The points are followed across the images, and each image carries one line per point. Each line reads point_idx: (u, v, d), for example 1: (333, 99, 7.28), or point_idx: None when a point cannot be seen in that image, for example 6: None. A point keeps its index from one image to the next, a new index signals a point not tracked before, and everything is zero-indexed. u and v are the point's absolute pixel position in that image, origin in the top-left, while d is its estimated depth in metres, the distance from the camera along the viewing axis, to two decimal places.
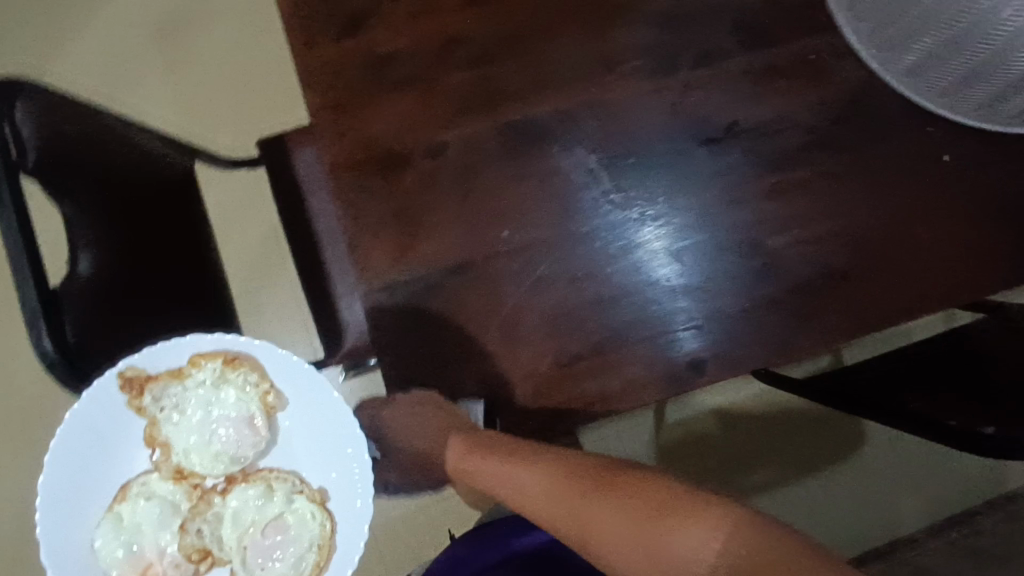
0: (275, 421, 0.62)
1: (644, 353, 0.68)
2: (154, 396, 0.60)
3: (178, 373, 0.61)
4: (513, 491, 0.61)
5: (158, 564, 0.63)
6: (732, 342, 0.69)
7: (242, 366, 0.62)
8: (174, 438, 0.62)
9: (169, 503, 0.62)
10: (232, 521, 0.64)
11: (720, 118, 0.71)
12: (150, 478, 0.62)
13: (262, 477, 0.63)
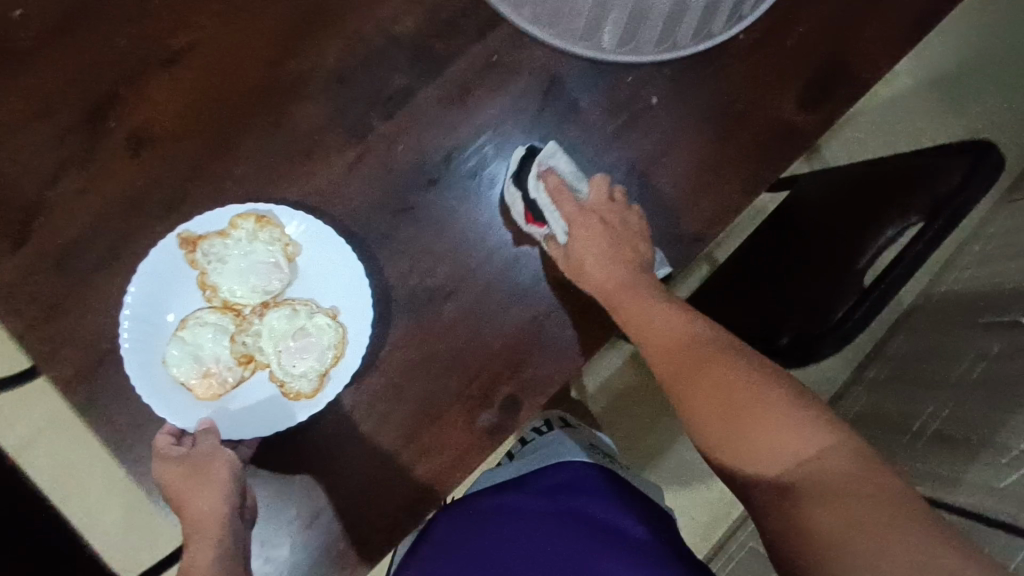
0: (296, 267, 0.69)
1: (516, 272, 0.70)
2: (204, 250, 0.67)
3: (220, 233, 0.67)
4: (637, 332, 0.61)
5: (216, 368, 0.67)
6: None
7: (270, 225, 0.68)
8: (221, 280, 0.68)
9: (220, 328, 0.67)
10: (274, 330, 0.68)
11: (466, 128, 0.72)
12: (205, 311, 0.68)
13: (287, 303, 0.68)
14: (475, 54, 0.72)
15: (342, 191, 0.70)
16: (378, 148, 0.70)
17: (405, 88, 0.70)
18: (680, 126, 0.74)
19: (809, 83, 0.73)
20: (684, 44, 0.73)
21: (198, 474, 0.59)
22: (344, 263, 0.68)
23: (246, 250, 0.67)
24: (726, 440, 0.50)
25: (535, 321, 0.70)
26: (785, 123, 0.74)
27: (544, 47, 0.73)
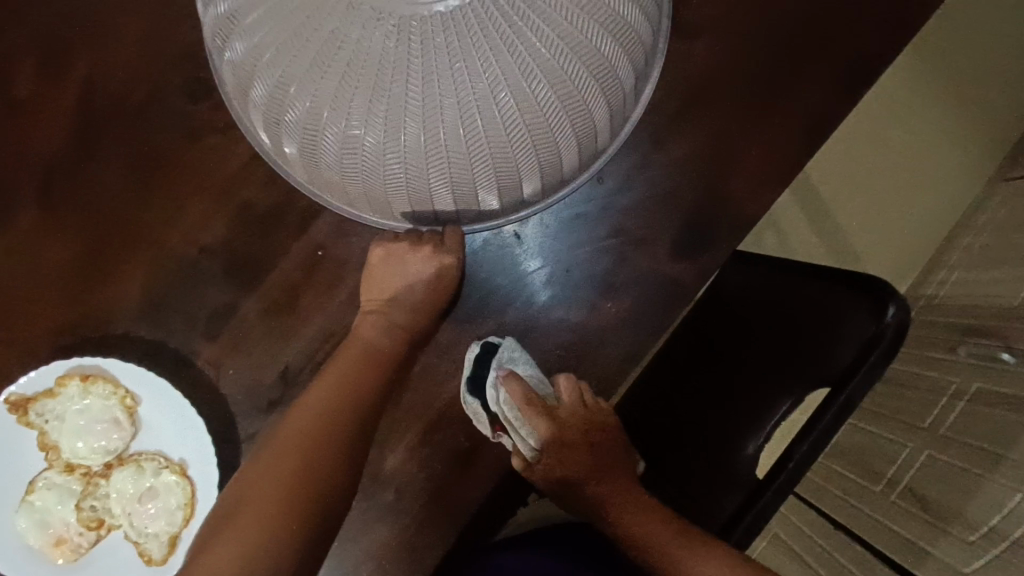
0: (141, 419, 0.63)
1: (411, 403, 0.65)
2: (38, 412, 0.61)
3: (50, 391, 0.62)
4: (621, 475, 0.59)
5: (69, 535, 0.61)
6: (493, 452, 0.65)
7: (100, 379, 0.62)
8: (62, 439, 0.62)
9: (66, 488, 0.63)
10: (121, 491, 0.63)
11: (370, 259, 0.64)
12: (50, 473, 0.63)
13: (132, 459, 0.63)
14: (297, 252, 0.64)
15: (167, 346, 0.64)
16: (207, 375, 0.64)
17: (224, 305, 0.64)
18: (559, 283, 0.65)
19: (679, 226, 0.65)
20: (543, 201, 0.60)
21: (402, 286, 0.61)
22: (185, 419, 0.62)
23: (81, 405, 0.62)
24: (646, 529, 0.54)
25: (412, 527, 0.65)
26: (658, 277, 0.65)
27: (374, 231, 0.64)
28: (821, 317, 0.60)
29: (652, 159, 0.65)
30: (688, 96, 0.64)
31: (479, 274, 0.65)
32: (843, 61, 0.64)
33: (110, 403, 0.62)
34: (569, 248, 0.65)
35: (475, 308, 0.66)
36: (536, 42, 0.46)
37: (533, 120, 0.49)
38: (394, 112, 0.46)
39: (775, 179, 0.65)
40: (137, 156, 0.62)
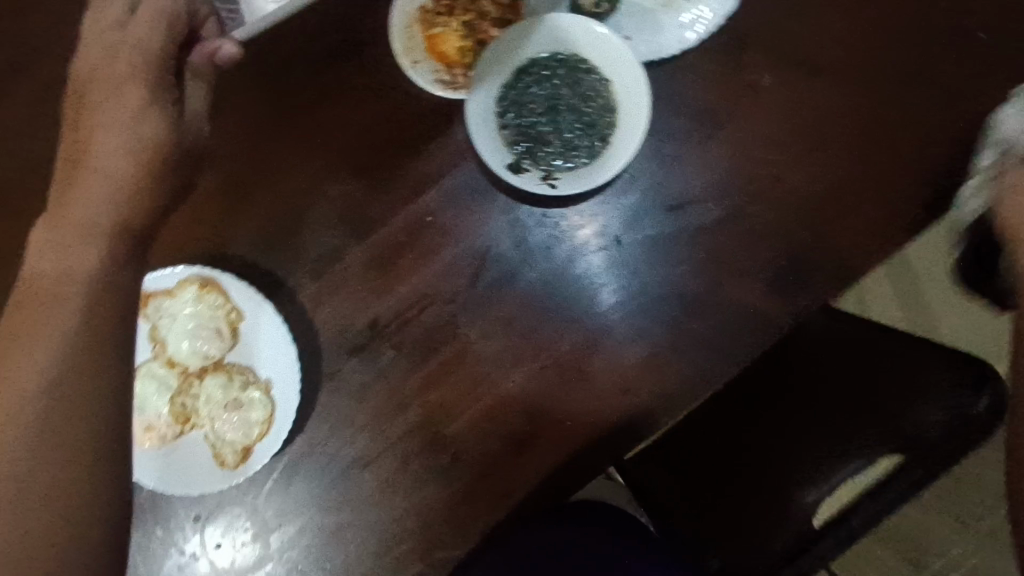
0: (239, 334, 0.68)
1: (484, 374, 0.68)
2: (155, 308, 0.68)
3: (168, 293, 0.68)
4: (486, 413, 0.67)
5: (158, 425, 0.67)
6: (550, 441, 0.67)
7: (212, 291, 0.67)
8: (169, 339, 0.68)
9: (164, 385, 0.69)
10: (210, 396, 0.68)
11: (463, 239, 0.68)
12: (153, 365, 0.69)
13: (224, 369, 0.68)
14: (407, 214, 0.68)
15: (274, 275, 0.68)
16: (304, 310, 0.68)
17: (330, 250, 0.68)
18: (643, 294, 0.67)
19: (780, 264, 0.65)
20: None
21: (114, 115, 0.54)
22: (278, 342, 0.67)
23: (192, 311, 0.67)
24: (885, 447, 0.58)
25: (459, 492, 0.68)
26: (750, 312, 0.65)
27: (480, 211, 0.67)
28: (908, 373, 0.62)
29: (767, 194, 0.65)
30: (814, 138, 0.64)
31: (559, 270, 0.68)
32: (980, 131, 0.63)
33: (215, 314, 0.67)
34: (660, 264, 0.67)
35: (550, 307, 0.68)
36: None
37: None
38: None
39: (887, 236, 0.64)
40: (279, 98, 0.67)
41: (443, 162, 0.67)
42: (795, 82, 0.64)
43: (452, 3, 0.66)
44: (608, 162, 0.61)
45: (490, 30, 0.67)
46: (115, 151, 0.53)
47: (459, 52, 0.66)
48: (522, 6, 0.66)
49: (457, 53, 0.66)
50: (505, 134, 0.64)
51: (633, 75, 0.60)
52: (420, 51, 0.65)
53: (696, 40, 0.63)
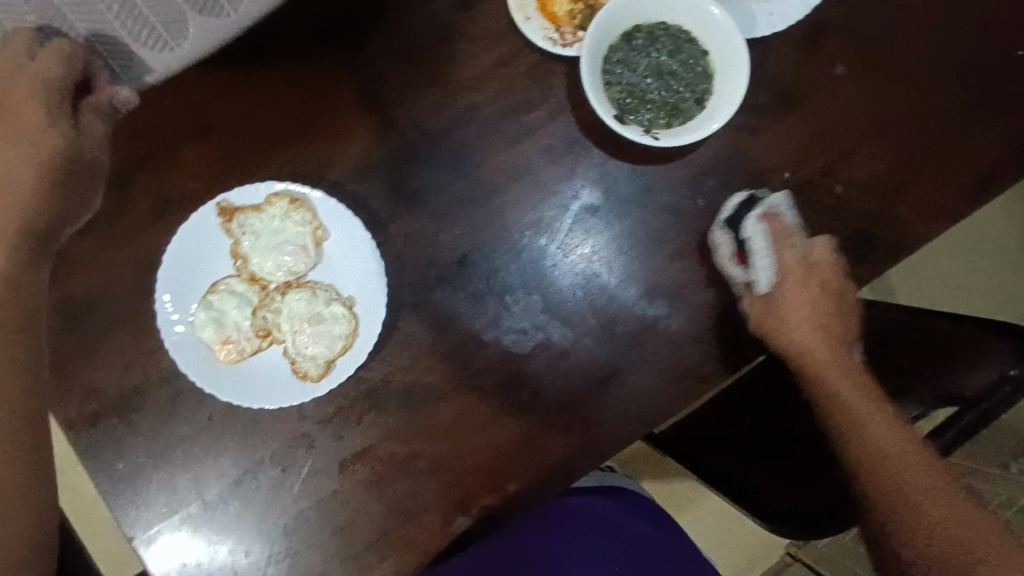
0: (324, 252, 0.69)
1: (566, 315, 0.71)
2: (240, 222, 0.67)
3: (257, 208, 0.68)
4: (559, 359, 0.70)
5: (237, 338, 0.66)
6: (628, 384, 0.70)
7: (303, 208, 0.68)
8: (253, 253, 0.68)
9: (246, 300, 0.68)
10: (291, 311, 0.68)
11: (539, 191, 0.71)
12: (234, 280, 0.68)
13: (308, 285, 0.68)
14: (505, 158, 0.71)
15: (368, 202, 0.70)
16: (395, 240, 0.70)
17: (427, 186, 0.70)
18: (710, 260, 0.71)
19: (848, 233, 0.71)
20: (228, 24, 0.53)
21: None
22: (366, 260, 0.68)
23: (279, 227, 0.68)
24: (848, 409, 0.64)
25: (532, 427, 0.69)
26: (815, 274, 0.71)
27: (569, 162, 0.71)
28: (953, 346, 0.68)
29: (835, 170, 0.72)
30: (878, 127, 0.72)
31: (620, 237, 0.71)
32: (1016, 134, 0.72)
33: (303, 230, 0.68)
34: (721, 237, 0.71)
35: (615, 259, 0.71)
36: None
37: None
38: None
39: (940, 217, 0.72)
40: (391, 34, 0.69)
41: (544, 113, 0.71)
42: (865, 76, 0.72)
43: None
44: (704, 125, 0.67)
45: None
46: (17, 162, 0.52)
47: (568, 15, 0.71)
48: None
49: (566, 15, 0.71)
50: (610, 91, 0.69)
51: (733, 45, 0.67)
52: (533, 9, 0.69)
53: (784, 27, 0.70)
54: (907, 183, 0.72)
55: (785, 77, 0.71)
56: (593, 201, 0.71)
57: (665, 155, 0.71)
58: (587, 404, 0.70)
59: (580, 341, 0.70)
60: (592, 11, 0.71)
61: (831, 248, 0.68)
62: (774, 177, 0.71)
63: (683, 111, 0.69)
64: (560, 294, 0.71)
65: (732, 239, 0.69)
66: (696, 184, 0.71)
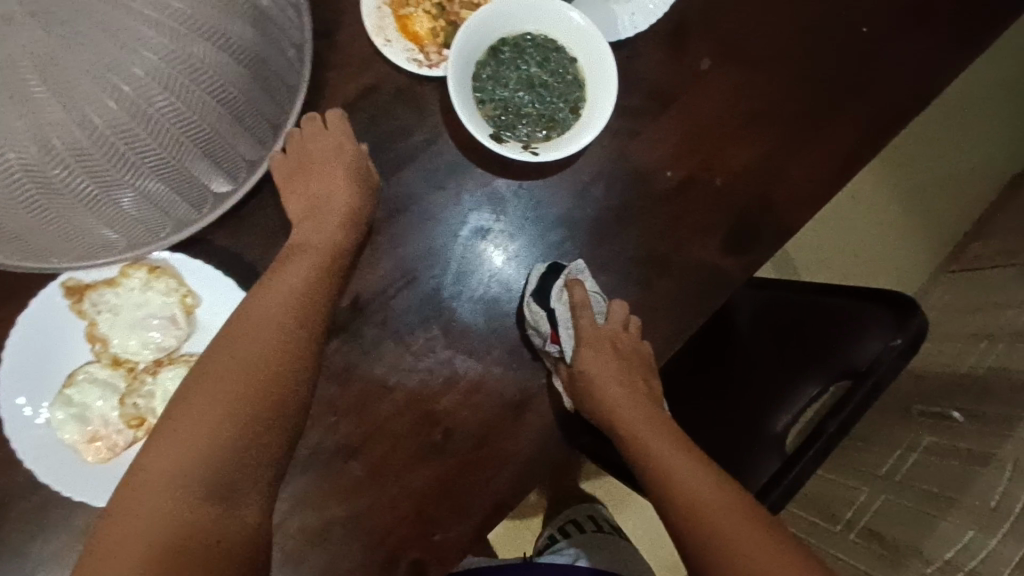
0: (197, 320, 0.62)
1: (471, 346, 0.67)
2: (93, 300, 0.60)
3: (110, 282, 0.60)
4: (469, 398, 0.67)
5: (107, 433, 0.59)
6: (543, 408, 0.68)
7: (165, 276, 0.61)
8: (113, 332, 0.60)
9: (112, 390, 0.60)
10: (166, 393, 0.60)
11: (425, 222, 0.67)
12: (94, 367, 0.60)
13: (184, 360, 0.61)
14: (384, 191, 0.67)
15: (240, 258, 0.64)
16: None
17: None
18: (607, 269, 0.71)
19: (734, 222, 0.72)
20: (272, 120, 0.60)
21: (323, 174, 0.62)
22: None
23: (140, 299, 0.60)
24: (627, 421, 0.63)
25: (452, 469, 0.66)
26: (709, 268, 0.72)
27: (454, 189, 0.68)
28: (838, 322, 0.71)
29: (715, 164, 0.73)
30: (748, 117, 0.74)
31: (513, 258, 0.69)
32: (872, 109, 0.76)
33: (167, 300, 0.61)
34: (615, 245, 0.71)
35: (509, 283, 0.69)
36: (164, 110, 0.49)
37: (204, 37, 0.50)
38: (132, 161, 0.50)
39: (814, 196, 0.75)
40: None
41: (420, 139, 0.68)
42: (730, 68, 0.73)
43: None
44: (582, 132, 0.65)
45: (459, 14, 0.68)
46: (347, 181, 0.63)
47: (431, 31, 0.67)
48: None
49: (429, 34, 0.67)
50: (483, 109, 0.66)
51: (601, 51, 0.65)
52: (392, 30, 0.65)
53: (647, 26, 0.69)
54: (784, 167, 0.74)
55: (655, 76, 0.71)
56: (478, 222, 0.68)
57: (549, 169, 0.69)
58: (504, 438, 0.67)
59: (490, 371, 0.68)
60: (456, 27, 0.67)
61: (625, 316, 0.68)
62: (658, 178, 0.72)
63: (560, 121, 0.67)
64: (461, 326, 0.67)
65: (542, 312, 0.66)
66: (580, 194, 0.70)
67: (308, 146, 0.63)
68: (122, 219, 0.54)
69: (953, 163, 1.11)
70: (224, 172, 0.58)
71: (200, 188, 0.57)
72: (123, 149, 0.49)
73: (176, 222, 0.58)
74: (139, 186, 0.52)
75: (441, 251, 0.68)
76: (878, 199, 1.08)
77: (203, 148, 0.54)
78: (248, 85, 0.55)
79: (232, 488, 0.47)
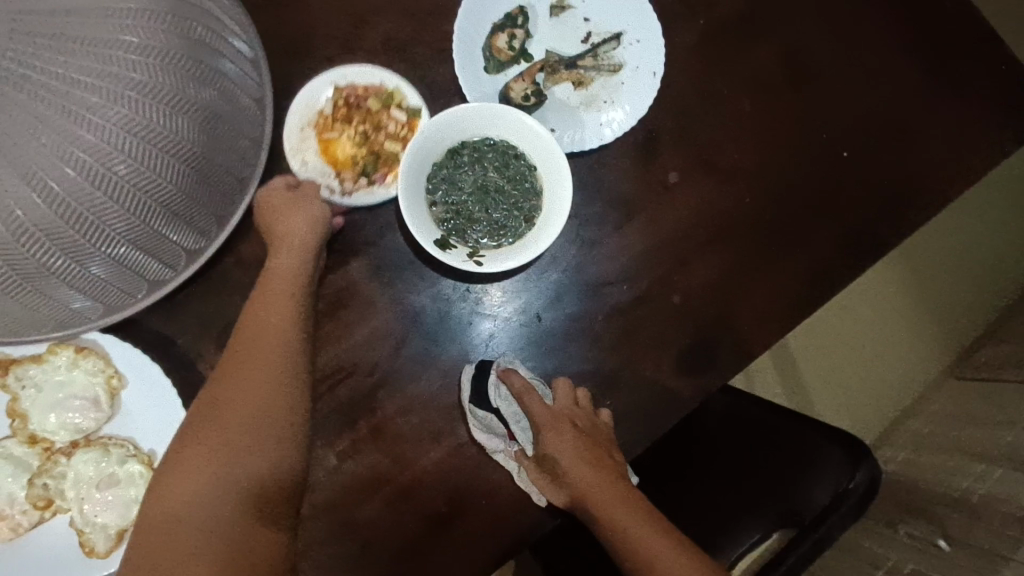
0: (120, 402, 0.61)
1: (400, 450, 0.65)
2: (17, 376, 0.59)
3: (36, 359, 0.60)
4: (392, 504, 0.65)
5: (12, 513, 0.58)
6: (469, 521, 0.66)
7: (92, 356, 0.60)
8: (33, 409, 0.60)
9: (25, 468, 0.60)
10: (78, 476, 0.59)
11: (368, 319, 0.66)
12: (9, 443, 0.59)
13: (100, 442, 0.60)
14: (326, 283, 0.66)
15: (174, 341, 0.63)
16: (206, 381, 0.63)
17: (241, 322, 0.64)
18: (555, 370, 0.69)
19: (690, 341, 0.70)
20: (224, 208, 0.59)
21: (292, 221, 0.58)
22: (164, 411, 0.60)
23: (63, 379, 0.60)
24: (603, 504, 0.57)
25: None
26: (659, 388, 0.69)
27: (400, 288, 0.67)
28: (803, 461, 0.65)
29: (675, 279, 0.70)
30: (715, 233, 0.71)
31: (456, 360, 0.68)
32: (849, 233, 0.73)
33: (90, 381, 0.60)
34: (562, 356, 0.69)
35: (448, 387, 0.67)
36: (95, 207, 0.48)
37: (144, 137, 0.48)
38: (59, 255, 0.49)
39: (779, 321, 0.71)
40: None
41: (370, 234, 0.67)
42: (700, 182, 0.71)
43: (350, 111, 0.66)
44: (519, 256, 0.63)
45: (386, 140, 0.67)
46: (310, 216, 0.59)
47: (350, 158, 0.66)
48: (392, 110, 0.67)
49: (351, 159, 0.67)
50: (434, 212, 0.65)
51: (559, 165, 0.64)
52: (313, 152, 0.66)
53: (614, 137, 0.69)
54: (749, 286, 0.71)
55: (619, 185, 0.70)
56: (424, 318, 0.67)
57: (501, 275, 0.68)
58: (426, 550, 0.65)
59: (418, 477, 0.66)
60: (377, 154, 0.67)
61: (572, 392, 0.66)
62: (614, 291, 0.69)
63: (514, 229, 0.66)
64: (392, 428, 0.66)
65: (495, 416, 0.66)
66: (533, 296, 0.69)
67: (266, 201, 0.60)
68: (53, 303, 0.53)
69: (953, 271, 1.06)
70: (162, 261, 0.57)
71: (138, 277, 0.56)
72: (49, 243, 0.48)
73: (113, 304, 0.57)
74: (68, 278, 0.51)
75: (381, 349, 0.66)
76: (867, 309, 1.03)
77: (140, 240, 0.53)
78: (196, 178, 0.54)
79: (224, 529, 0.45)
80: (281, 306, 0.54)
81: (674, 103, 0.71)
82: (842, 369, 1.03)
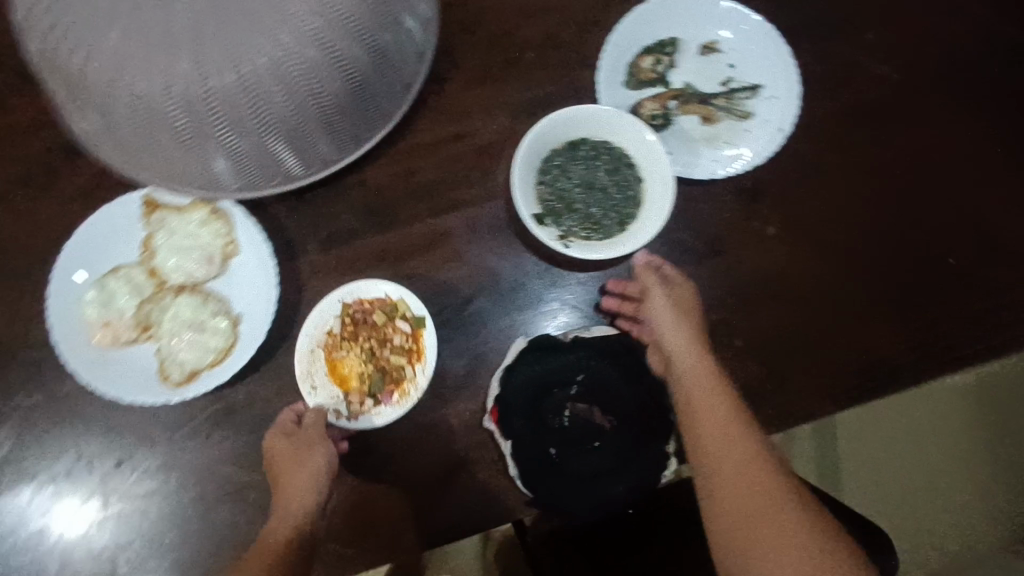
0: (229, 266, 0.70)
1: (441, 392, 0.70)
2: (160, 217, 0.70)
3: (179, 208, 0.70)
4: (418, 436, 0.70)
5: (118, 325, 0.68)
6: (479, 477, 0.69)
7: (221, 221, 0.70)
8: (162, 248, 0.70)
9: (139, 293, 0.69)
10: (178, 314, 0.69)
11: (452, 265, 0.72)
12: (135, 268, 0.69)
13: (203, 292, 0.70)
14: (427, 226, 0.73)
15: (287, 232, 0.72)
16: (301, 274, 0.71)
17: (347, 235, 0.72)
18: (612, 359, 0.71)
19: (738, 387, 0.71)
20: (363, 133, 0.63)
21: (298, 478, 0.62)
22: (262, 284, 0.69)
23: (194, 231, 0.70)
24: (708, 413, 0.58)
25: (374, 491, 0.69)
26: None
27: (489, 250, 0.73)
28: None
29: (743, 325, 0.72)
30: (796, 296, 0.72)
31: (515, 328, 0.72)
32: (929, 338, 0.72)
33: (213, 240, 0.70)
34: None
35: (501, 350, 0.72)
36: (274, 94, 0.51)
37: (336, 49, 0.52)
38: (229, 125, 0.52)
39: (833, 400, 0.71)
40: None
41: (478, 197, 0.73)
42: (795, 244, 0.73)
43: (356, 328, 0.71)
44: (600, 251, 0.67)
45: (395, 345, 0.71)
46: (320, 465, 0.63)
47: (358, 377, 0.70)
48: (397, 321, 0.70)
49: (358, 377, 0.70)
50: (541, 191, 0.71)
51: (666, 182, 0.68)
52: (319, 376, 0.69)
53: (725, 176, 0.72)
54: (813, 355, 0.72)
55: (716, 222, 0.73)
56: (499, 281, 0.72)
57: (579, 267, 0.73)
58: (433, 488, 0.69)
59: (449, 421, 0.70)
60: (385, 369, 0.70)
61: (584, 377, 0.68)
62: None
63: (606, 227, 0.71)
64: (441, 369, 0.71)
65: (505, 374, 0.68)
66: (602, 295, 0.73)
67: (272, 454, 0.64)
68: (199, 164, 0.56)
69: None
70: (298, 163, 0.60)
71: (274, 168, 0.59)
72: (226, 111, 0.51)
73: (243, 183, 0.60)
74: (225, 147, 0.54)
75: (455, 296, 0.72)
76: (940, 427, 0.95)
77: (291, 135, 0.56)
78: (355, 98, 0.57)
79: None
80: (306, 455, 0.63)
81: (793, 164, 0.74)
82: (904, 490, 0.95)
